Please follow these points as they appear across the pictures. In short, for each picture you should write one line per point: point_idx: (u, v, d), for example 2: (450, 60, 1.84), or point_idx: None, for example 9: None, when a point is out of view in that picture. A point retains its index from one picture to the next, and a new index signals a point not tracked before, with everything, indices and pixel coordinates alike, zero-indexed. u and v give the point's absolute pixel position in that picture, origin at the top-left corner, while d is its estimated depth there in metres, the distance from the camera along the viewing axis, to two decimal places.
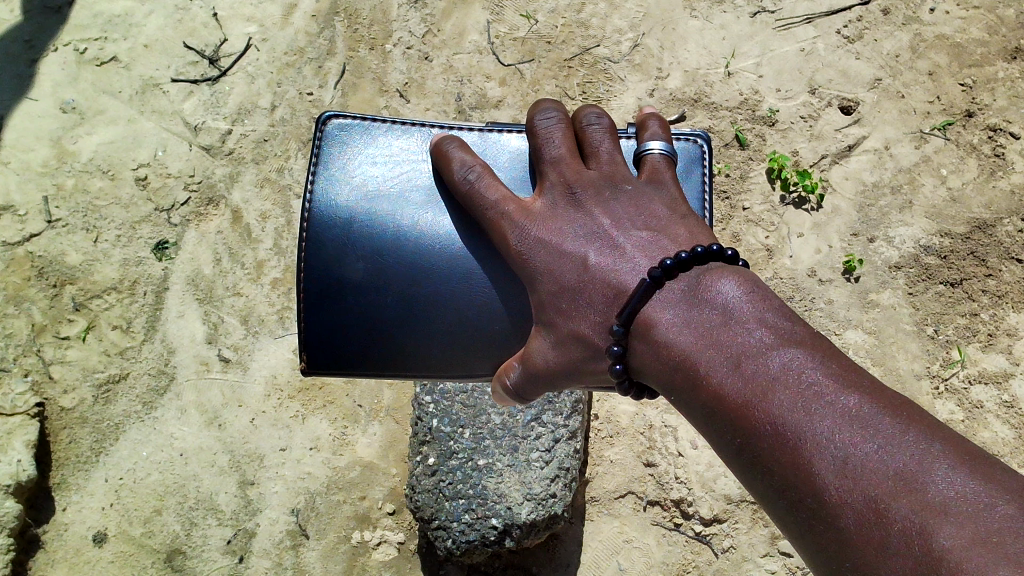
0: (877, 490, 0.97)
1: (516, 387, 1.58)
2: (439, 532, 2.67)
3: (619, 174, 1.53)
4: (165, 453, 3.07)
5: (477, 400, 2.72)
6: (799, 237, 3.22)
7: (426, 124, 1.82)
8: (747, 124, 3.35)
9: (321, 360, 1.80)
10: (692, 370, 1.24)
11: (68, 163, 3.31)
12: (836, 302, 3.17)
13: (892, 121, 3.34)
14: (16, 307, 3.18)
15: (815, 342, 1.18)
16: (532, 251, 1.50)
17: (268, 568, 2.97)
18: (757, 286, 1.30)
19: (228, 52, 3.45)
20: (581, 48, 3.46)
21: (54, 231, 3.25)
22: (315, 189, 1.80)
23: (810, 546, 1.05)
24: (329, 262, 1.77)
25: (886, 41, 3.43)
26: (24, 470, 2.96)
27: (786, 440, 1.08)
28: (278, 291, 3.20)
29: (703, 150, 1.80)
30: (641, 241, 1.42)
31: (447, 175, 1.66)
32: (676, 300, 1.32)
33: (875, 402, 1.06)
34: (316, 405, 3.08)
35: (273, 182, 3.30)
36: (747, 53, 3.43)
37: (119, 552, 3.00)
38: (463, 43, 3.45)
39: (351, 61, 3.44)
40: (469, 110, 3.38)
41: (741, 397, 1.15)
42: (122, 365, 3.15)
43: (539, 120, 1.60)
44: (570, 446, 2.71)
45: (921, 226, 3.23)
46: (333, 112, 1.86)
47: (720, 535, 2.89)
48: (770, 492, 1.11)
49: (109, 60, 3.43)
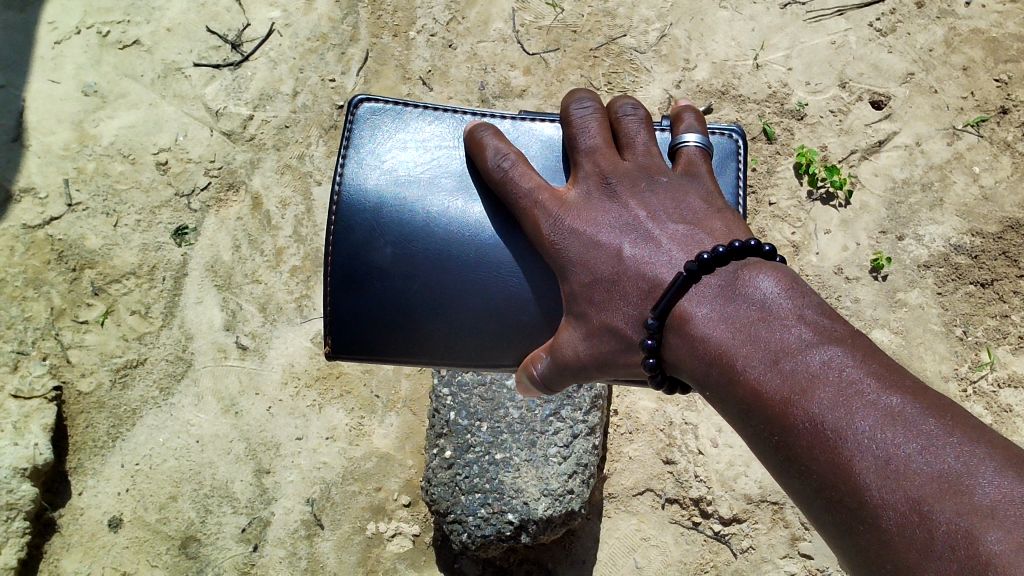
0: (921, 491, 0.93)
1: (545, 378, 1.54)
2: (454, 526, 2.66)
3: (655, 166, 1.48)
4: (182, 439, 3.06)
5: (496, 393, 2.68)
6: (826, 234, 3.16)
7: (458, 110, 1.78)
8: (776, 118, 3.29)
9: (345, 345, 1.77)
10: (728, 365, 1.20)
11: (89, 147, 3.30)
12: (863, 301, 3.10)
13: (925, 116, 3.27)
14: (35, 290, 3.17)
15: (856, 339, 1.13)
16: (566, 242, 1.46)
17: (283, 558, 2.96)
18: (796, 281, 1.26)
19: (250, 37, 3.42)
20: (607, 37, 3.40)
21: (74, 215, 3.24)
22: (345, 172, 1.76)
23: (849, 548, 1.01)
24: (357, 246, 1.73)
25: (919, 34, 3.36)
26: (40, 453, 2.95)
27: (826, 438, 1.04)
28: (297, 279, 3.18)
29: (737, 144, 1.75)
30: (678, 234, 1.38)
31: (480, 162, 1.62)
32: (712, 295, 1.28)
33: (920, 402, 1.02)
34: (333, 395, 3.06)
35: (295, 168, 3.28)
36: (777, 45, 3.36)
37: (134, 538, 2.99)
38: (487, 31, 3.41)
39: (374, 48, 3.40)
40: (492, 99, 3.34)
41: (780, 394, 1.11)
42: (140, 350, 3.14)
43: (574, 110, 1.55)
44: (589, 442, 2.66)
45: (952, 225, 3.16)
46: (364, 95, 1.81)
47: (739, 535, 2.85)
48: (808, 492, 1.07)
49: (132, 43, 3.42)
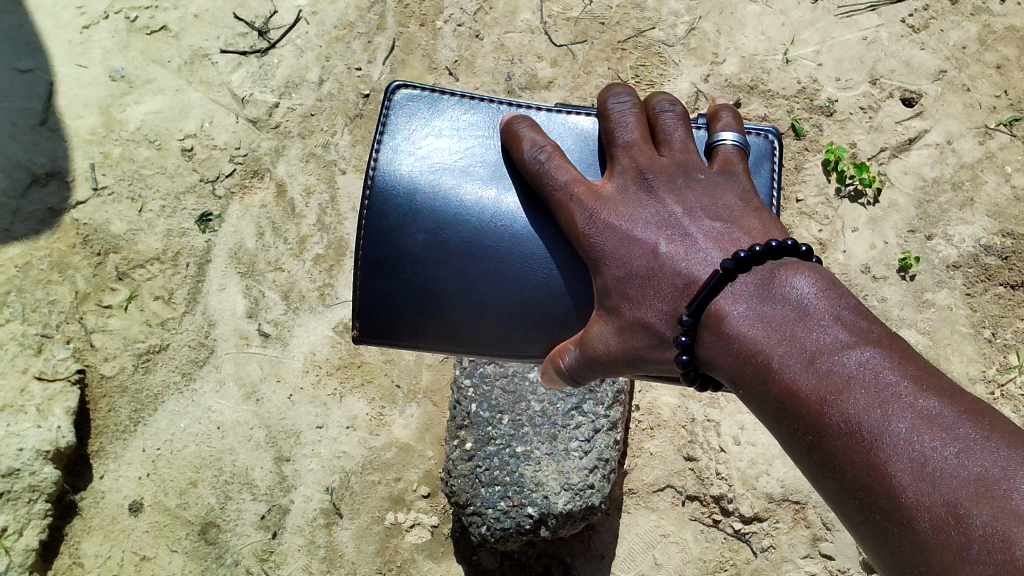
0: (958, 494, 0.92)
1: (573, 371, 1.53)
2: (473, 518, 2.65)
3: (692, 162, 1.46)
4: (203, 425, 3.07)
5: (518, 385, 2.67)
6: (854, 232, 3.12)
7: (494, 100, 1.76)
8: (804, 114, 3.25)
9: (375, 329, 1.77)
10: (763, 364, 1.18)
11: (116, 131, 3.31)
12: (890, 300, 3.06)
13: (957, 114, 3.24)
14: (60, 274, 3.17)
15: (893, 341, 1.11)
16: (601, 236, 1.44)
17: (302, 546, 2.96)
18: (833, 281, 1.23)
19: (278, 24, 3.42)
20: (635, 30, 3.37)
21: (100, 199, 3.24)
22: (379, 158, 1.75)
23: (881, 549, 1.00)
24: (389, 232, 1.72)
25: (952, 31, 3.32)
26: (63, 436, 2.96)
27: (861, 439, 1.02)
28: (320, 267, 3.17)
29: (774, 144, 1.72)
30: (714, 232, 1.36)
31: (515, 153, 1.60)
32: (748, 294, 1.26)
33: (957, 405, 0.99)
34: (354, 383, 3.06)
35: (320, 157, 3.27)
36: (807, 40, 3.33)
37: (153, 522, 3.00)
38: (515, 22, 3.39)
39: (401, 37, 3.39)
40: (519, 90, 3.32)
41: (814, 394, 1.10)
42: (163, 336, 3.14)
43: (612, 104, 1.53)
44: (610, 437, 2.66)
45: (982, 225, 3.13)
46: (400, 82, 1.80)
47: (759, 534, 2.83)
48: (841, 492, 1.05)
49: (160, 29, 3.42)
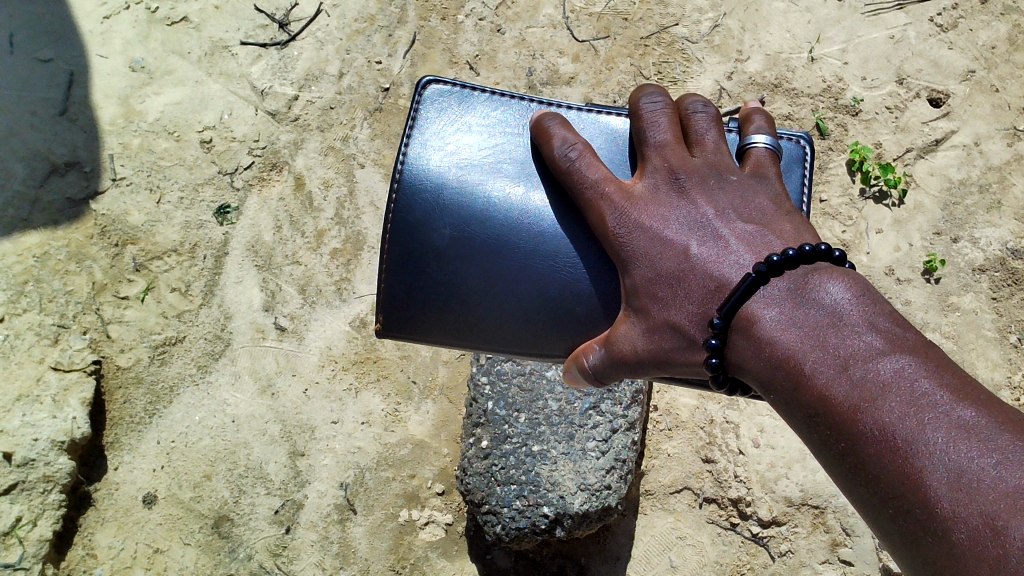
0: (995, 507, 0.89)
1: (598, 371, 1.49)
2: (489, 517, 2.62)
3: (725, 164, 1.43)
4: (218, 418, 3.05)
5: (535, 384, 2.63)
6: (878, 233, 3.07)
7: (525, 98, 1.73)
8: (829, 113, 3.21)
9: (399, 323, 1.76)
10: (795, 369, 1.15)
11: (135, 122, 3.30)
12: (915, 303, 3.01)
13: (984, 115, 3.19)
14: (77, 265, 3.15)
15: (929, 349, 1.08)
16: (630, 236, 1.41)
17: (314, 542, 2.95)
18: (867, 287, 1.20)
19: (298, 16, 3.40)
20: (659, 26, 3.34)
21: (118, 190, 3.23)
22: (407, 152, 1.73)
23: (914, 560, 0.98)
24: (416, 226, 1.70)
25: (981, 31, 3.27)
26: (78, 427, 2.95)
27: (896, 447, 1.00)
28: (337, 261, 3.15)
29: (805, 150, 1.69)
30: (746, 235, 1.32)
31: (545, 151, 1.57)
32: (781, 298, 1.22)
33: (995, 416, 0.96)
34: (370, 379, 3.04)
35: (338, 150, 3.25)
36: (833, 38, 3.28)
37: (167, 515, 2.99)
38: (537, 17, 3.35)
39: (421, 30, 3.37)
40: (540, 86, 3.29)
41: (848, 400, 1.07)
42: (179, 328, 3.13)
43: (645, 103, 1.49)
44: (628, 437, 2.62)
45: (1009, 229, 3.08)
46: (432, 77, 1.77)
47: (778, 539, 2.79)
48: (875, 501, 1.03)
49: (179, 20, 3.41)
